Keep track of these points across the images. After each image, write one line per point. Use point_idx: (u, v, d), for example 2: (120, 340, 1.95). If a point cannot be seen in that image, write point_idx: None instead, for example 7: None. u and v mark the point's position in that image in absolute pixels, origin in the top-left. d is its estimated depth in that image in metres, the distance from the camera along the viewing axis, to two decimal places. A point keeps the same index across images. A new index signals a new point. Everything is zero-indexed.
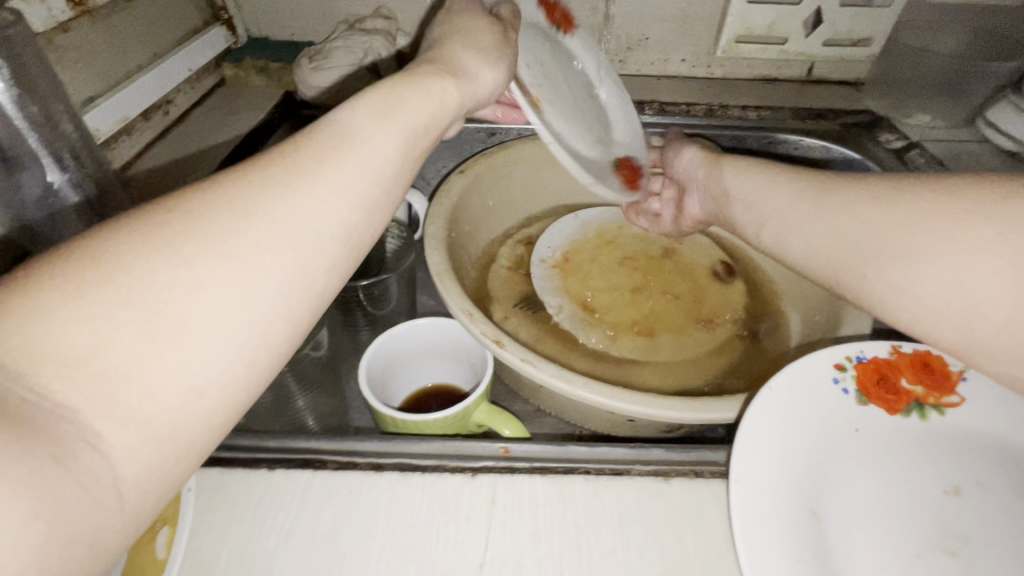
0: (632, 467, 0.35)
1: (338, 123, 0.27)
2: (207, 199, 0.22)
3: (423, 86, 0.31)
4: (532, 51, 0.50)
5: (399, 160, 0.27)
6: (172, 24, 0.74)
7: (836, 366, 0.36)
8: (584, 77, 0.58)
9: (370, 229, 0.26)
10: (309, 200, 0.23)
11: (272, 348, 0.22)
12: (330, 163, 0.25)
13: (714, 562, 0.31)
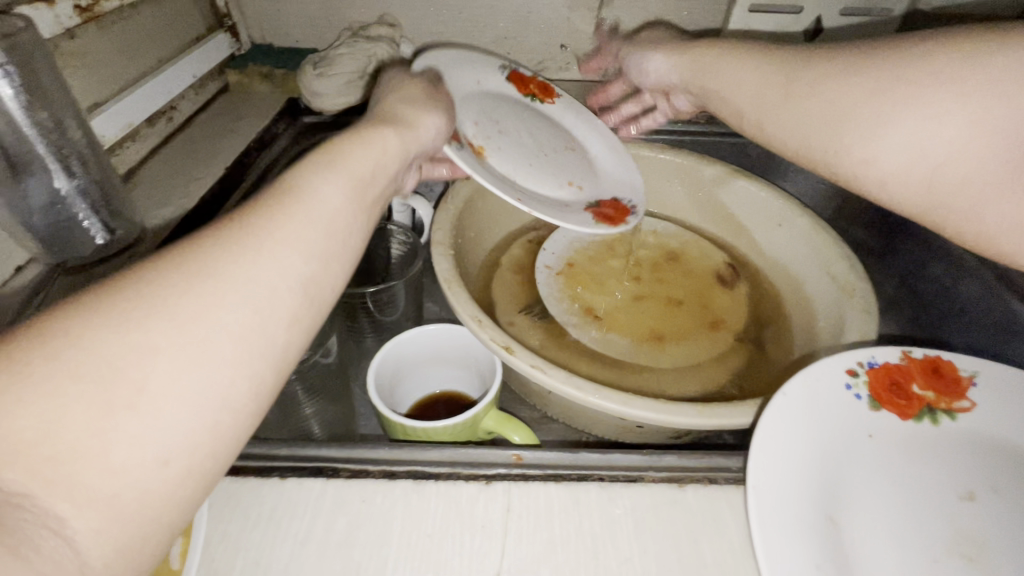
0: (646, 473, 0.37)
1: (288, 179, 0.28)
2: (156, 266, 0.22)
3: (368, 140, 0.33)
4: (488, 108, 0.61)
5: (348, 210, 0.29)
6: (175, 32, 0.75)
7: (849, 372, 0.37)
8: (564, 129, 0.66)
9: (330, 279, 0.27)
10: (260, 257, 0.24)
11: (238, 410, 0.22)
12: (277, 218, 0.25)
13: (728, 567, 0.32)
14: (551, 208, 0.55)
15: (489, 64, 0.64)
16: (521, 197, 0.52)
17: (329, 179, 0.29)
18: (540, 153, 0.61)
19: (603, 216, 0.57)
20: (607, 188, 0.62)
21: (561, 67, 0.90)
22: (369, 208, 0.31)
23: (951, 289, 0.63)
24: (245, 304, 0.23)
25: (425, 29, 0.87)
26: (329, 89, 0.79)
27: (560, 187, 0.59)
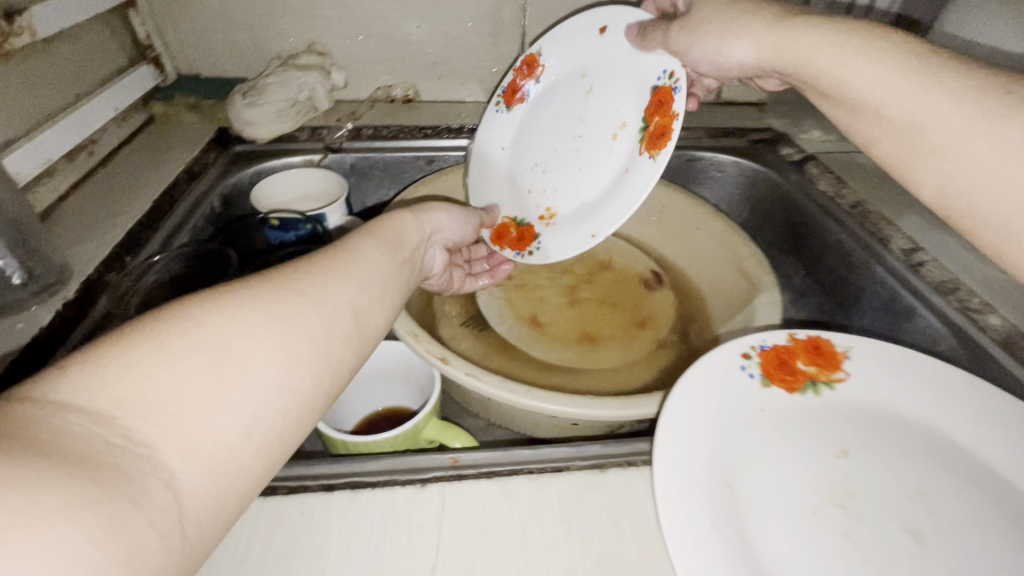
0: (573, 462, 0.40)
1: (345, 244, 0.39)
2: (250, 286, 0.31)
3: (400, 222, 0.47)
4: (520, 156, 0.68)
5: (386, 267, 0.40)
6: (93, 65, 0.74)
7: (743, 356, 0.41)
8: (574, 75, 0.64)
9: (375, 310, 0.36)
10: (333, 289, 0.34)
11: (300, 400, 0.29)
12: (342, 267, 0.36)
13: (644, 538, 0.36)
14: (618, 189, 0.59)
15: (489, 111, 0.69)
16: (597, 219, 0.59)
17: (377, 247, 0.41)
18: (581, 136, 0.63)
19: (657, 139, 0.55)
20: (644, 89, 0.57)
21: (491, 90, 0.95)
22: (400, 260, 0.42)
23: (848, 279, 0.69)
24: (320, 317, 0.32)
25: (355, 56, 0.90)
26: (260, 116, 0.80)
27: (611, 150, 0.61)
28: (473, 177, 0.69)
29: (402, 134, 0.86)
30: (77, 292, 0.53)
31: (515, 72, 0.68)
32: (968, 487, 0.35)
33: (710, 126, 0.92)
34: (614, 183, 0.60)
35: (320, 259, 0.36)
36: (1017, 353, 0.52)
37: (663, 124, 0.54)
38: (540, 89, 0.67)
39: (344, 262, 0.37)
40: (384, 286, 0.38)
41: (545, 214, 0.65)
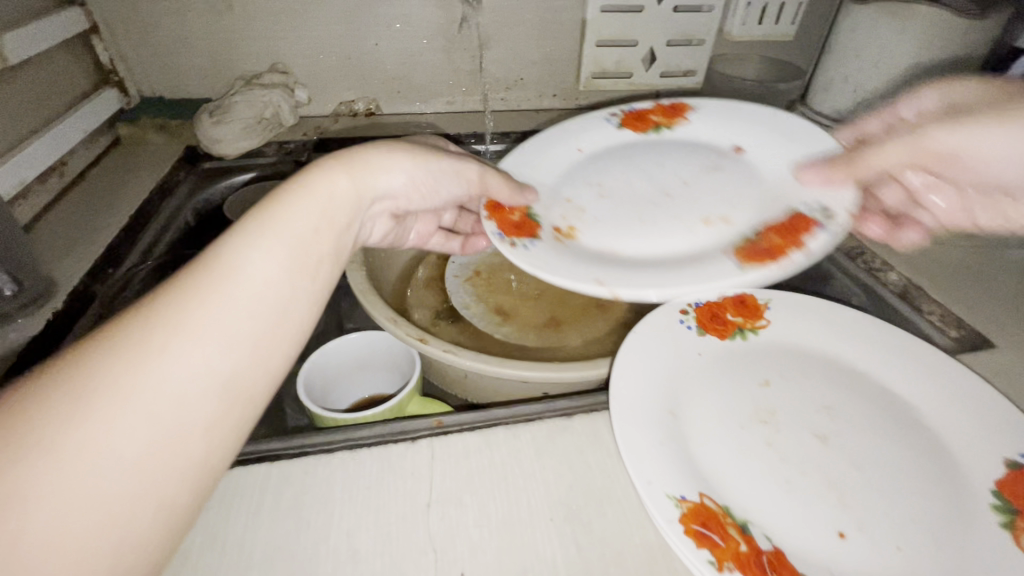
0: (543, 413, 0.46)
1: (208, 261, 0.31)
2: (48, 391, 0.26)
3: (313, 191, 0.36)
4: (585, 172, 0.57)
5: (264, 287, 0.31)
6: (59, 92, 0.77)
7: (682, 312, 0.49)
8: (708, 147, 0.58)
9: (248, 361, 0.30)
10: (168, 364, 0.27)
11: (137, 522, 0.26)
12: (189, 313, 0.29)
13: (607, 465, 0.41)
14: (671, 269, 0.45)
15: (599, 118, 0.62)
16: (623, 273, 0.44)
17: (261, 250, 0.32)
18: (665, 195, 0.53)
19: (761, 254, 0.44)
20: (773, 207, 0.50)
21: (448, 101, 1.01)
22: (299, 272, 0.33)
23: None
24: (148, 414, 0.26)
25: (317, 74, 0.94)
26: (228, 133, 0.83)
27: (684, 234, 0.49)
28: (524, 151, 0.58)
29: (366, 144, 0.91)
30: (63, 304, 0.56)
31: (655, 107, 0.63)
32: (866, 400, 0.43)
33: None
34: (671, 260, 0.47)
35: (161, 307, 0.29)
36: (913, 303, 0.61)
37: (778, 244, 0.45)
38: (664, 133, 0.61)
39: (199, 301, 0.29)
40: (268, 312, 0.31)
41: (561, 229, 0.50)
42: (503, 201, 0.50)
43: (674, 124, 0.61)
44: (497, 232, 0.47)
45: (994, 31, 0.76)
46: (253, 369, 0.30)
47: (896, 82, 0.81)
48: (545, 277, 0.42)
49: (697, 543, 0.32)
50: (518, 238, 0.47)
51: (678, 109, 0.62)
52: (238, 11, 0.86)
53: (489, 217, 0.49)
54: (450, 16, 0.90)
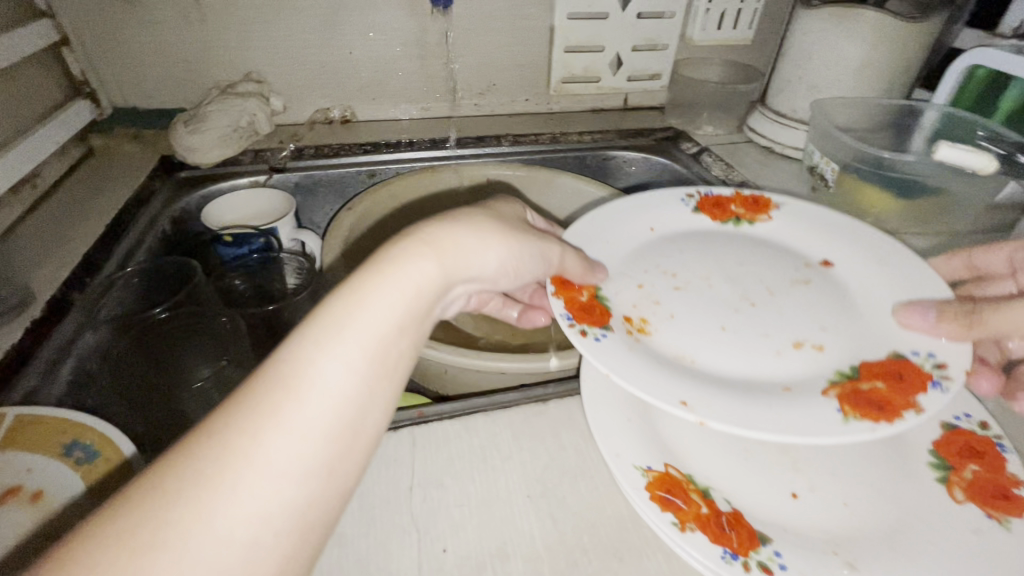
0: (521, 400, 0.48)
1: (286, 362, 0.30)
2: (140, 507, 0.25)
3: (384, 282, 0.34)
4: (658, 257, 0.52)
5: (347, 390, 0.30)
6: (30, 103, 0.77)
7: None
8: (796, 255, 0.54)
9: (332, 469, 0.29)
10: (237, 494, 0.26)
11: None
12: (274, 422, 0.28)
13: (581, 445, 0.44)
14: (757, 397, 0.37)
15: (673, 198, 0.60)
16: (701, 390, 0.37)
17: (334, 355, 0.30)
18: (746, 304, 0.47)
19: (867, 406, 0.35)
20: (869, 341, 0.43)
21: (423, 107, 1.03)
22: (382, 377, 0.32)
23: None
24: (236, 535, 0.26)
25: (292, 82, 0.95)
26: (204, 142, 0.84)
27: (769, 361, 0.42)
28: (599, 219, 0.54)
29: (342, 151, 0.93)
30: (42, 311, 0.56)
31: (736, 195, 0.61)
32: None
33: (620, 128, 1.04)
34: (754, 385, 0.39)
35: (231, 426, 0.28)
36: None
37: (885, 395, 0.36)
38: (742, 226, 0.58)
39: (269, 417, 0.28)
40: (339, 428, 0.30)
41: (632, 319, 0.44)
42: (575, 280, 0.46)
43: (756, 219, 0.59)
44: (566, 314, 0.41)
45: (930, 33, 0.81)
46: (320, 497, 0.29)
47: (846, 82, 0.86)
48: (614, 376, 0.36)
49: (662, 508, 0.35)
50: (588, 326, 0.41)
51: (760, 203, 0.60)
52: (210, 21, 0.87)
53: (556, 294, 0.43)
54: (421, 24, 0.92)
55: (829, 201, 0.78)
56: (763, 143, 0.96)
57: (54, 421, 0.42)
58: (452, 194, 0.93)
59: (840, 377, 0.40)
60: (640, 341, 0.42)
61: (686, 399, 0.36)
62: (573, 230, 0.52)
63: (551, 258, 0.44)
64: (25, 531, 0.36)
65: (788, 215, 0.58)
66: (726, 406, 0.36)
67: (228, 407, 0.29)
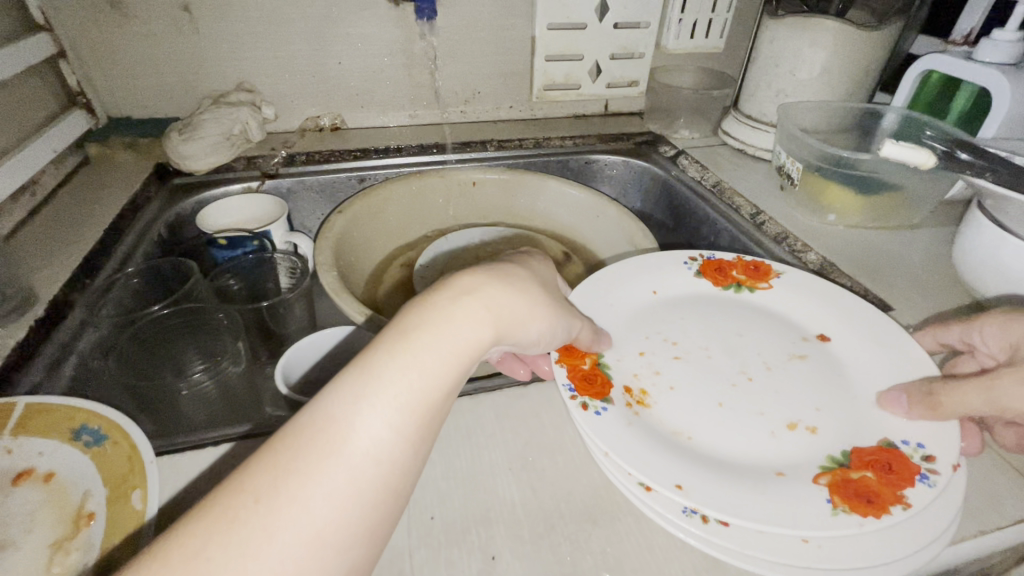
0: (503, 384, 0.51)
1: (318, 422, 0.31)
2: (190, 545, 0.27)
3: (413, 350, 0.34)
4: (659, 323, 0.53)
5: (375, 457, 0.32)
6: (28, 113, 0.79)
7: (618, 286, 0.55)
8: (792, 327, 0.53)
9: (352, 529, 0.30)
10: (273, 562, 0.28)
11: None
12: (300, 485, 0.30)
13: (559, 424, 0.47)
14: (746, 479, 0.37)
15: (677, 262, 0.60)
16: (698, 471, 0.37)
17: (373, 417, 0.32)
18: (745, 379, 0.47)
19: (855, 497, 0.35)
20: (864, 423, 0.42)
21: (410, 114, 1.07)
22: (403, 450, 0.33)
23: (715, 244, 0.86)
24: None
25: (283, 91, 0.99)
26: (199, 150, 0.87)
27: (763, 442, 0.41)
28: (600, 283, 0.54)
29: (332, 157, 0.96)
30: (45, 310, 0.58)
31: (738, 260, 0.59)
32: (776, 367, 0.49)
33: (600, 133, 1.08)
34: (747, 466, 0.39)
35: (278, 490, 0.29)
36: (828, 277, 0.69)
37: (874, 487, 0.36)
38: (741, 294, 0.57)
39: (311, 482, 0.30)
40: (376, 489, 0.32)
41: (632, 390, 0.45)
42: (581, 347, 0.46)
43: (757, 286, 0.57)
44: (568, 384, 0.42)
45: (887, 41, 0.87)
46: (356, 561, 0.31)
47: (811, 87, 0.91)
48: (612, 455, 0.37)
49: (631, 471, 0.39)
50: (590, 399, 0.41)
51: (761, 271, 0.58)
52: (204, 34, 0.90)
53: (559, 362, 0.45)
54: (407, 34, 0.96)
55: (795, 199, 0.83)
56: (736, 145, 1.01)
57: (62, 409, 0.44)
58: (441, 199, 0.96)
59: (830, 461, 0.39)
60: (642, 413, 0.42)
61: (680, 478, 0.36)
62: (577, 292, 0.52)
63: (575, 326, 0.45)
64: (38, 508, 0.39)
65: (788, 282, 0.57)
66: (716, 486, 0.36)
67: (271, 468, 0.30)
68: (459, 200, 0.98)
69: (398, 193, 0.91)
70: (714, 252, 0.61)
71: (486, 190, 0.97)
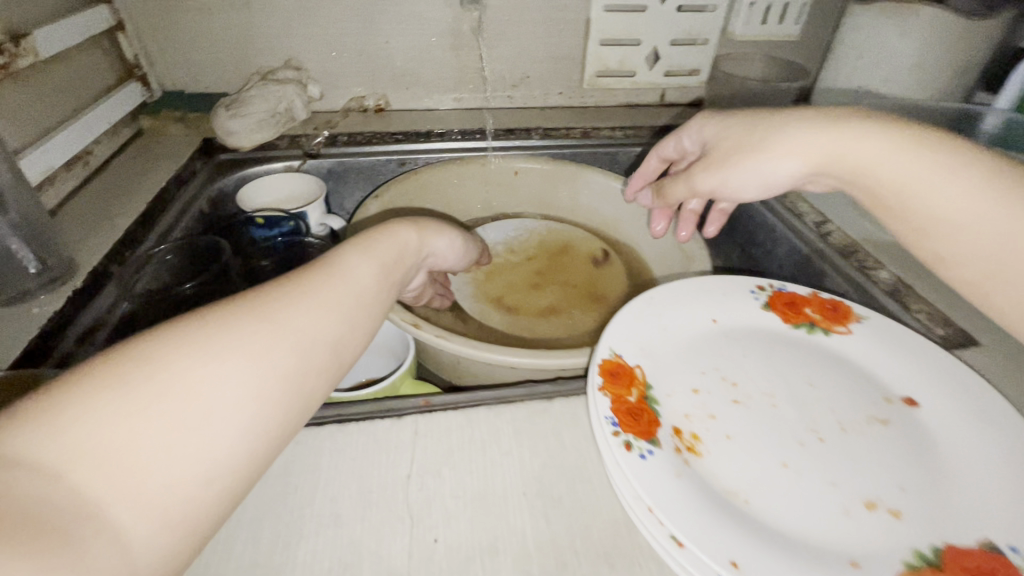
0: (525, 396, 0.48)
1: (329, 259, 0.41)
2: (241, 297, 0.34)
3: (382, 236, 0.47)
4: (718, 357, 0.46)
5: (370, 285, 0.41)
6: (86, 84, 0.80)
7: (673, 305, 0.48)
8: (872, 383, 0.43)
9: (357, 321, 0.38)
10: (305, 316, 0.34)
11: (295, 381, 0.32)
12: (323, 282, 0.37)
13: (581, 447, 0.43)
14: (808, 564, 0.31)
15: (740, 289, 0.51)
16: (754, 545, 0.31)
17: (362, 259, 0.42)
18: (815, 439, 0.39)
19: None
20: (950, 503, 0.34)
21: (456, 97, 1.03)
22: (385, 289, 0.43)
23: (772, 252, 0.78)
24: (296, 336, 0.33)
25: (330, 69, 0.97)
26: (244, 126, 0.87)
27: (830, 517, 0.34)
28: (654, 305, 0.48)
29: (374, 139, 0.95)
30: (84, 281, 0.59)
31: (813, 296, 0.50)
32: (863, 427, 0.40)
33: (654, 124, 1.01)
34: (814, 547, 0.32)
35: (305, 280, 0.37)
36: (902, 300, 0.61)
37: None
38: (815, 337, 0.48)
39: (330, 281, 0.38)
40: (372, 305, 0.40)
41: (682, 433, 0.39)
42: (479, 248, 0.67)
43: (832, 330, 0.48)
44: (610, 418, 0.38)
45: (997, 32, 0.75)
46: (353, 349, 0.37)
47: (899, 81, 0.81)
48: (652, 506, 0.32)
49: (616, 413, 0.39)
50: (635, 438, 0.37)
51: (840, 312, 0.49)
52: (255, 10, 0.89)
53: (604, 389, 0.40)
54: (457, 13, 0.92)
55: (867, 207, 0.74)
56: None
57: None
58: (481, 187, 0.93)
59: (918, 555, 0.32)
60: (690, 464, 0.36)
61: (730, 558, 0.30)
62: (621, 313, 0.46)
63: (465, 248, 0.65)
64: None
65: (871, 326, 0.47)
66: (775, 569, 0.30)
67: (298, 273, 0.38)
68: (499, 189, 0.94)
69: (438, 178, 0.88)
70: (786, 285, 0.52)
71: (528, 180, 0.93)
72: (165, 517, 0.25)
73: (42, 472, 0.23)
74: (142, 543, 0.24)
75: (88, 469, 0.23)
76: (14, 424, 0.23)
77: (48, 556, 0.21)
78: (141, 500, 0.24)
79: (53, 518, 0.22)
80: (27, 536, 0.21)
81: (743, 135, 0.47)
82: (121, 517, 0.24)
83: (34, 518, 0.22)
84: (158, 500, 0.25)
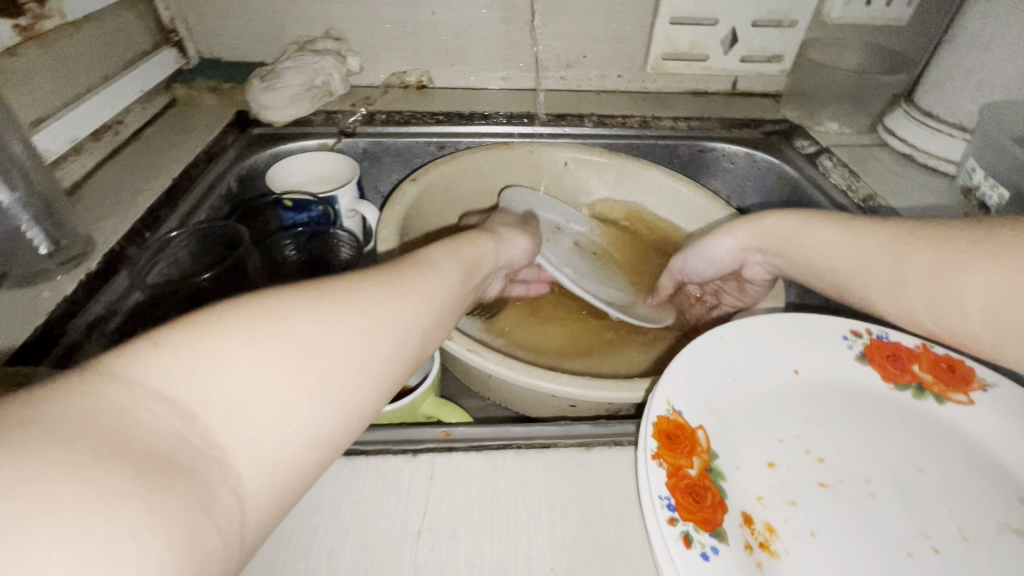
0: (560, 439, 0.41)
1: (418, 255, 0.39)
2: (343, 275, 0.32)
3: (464, 243, 0.46)
4: (801, 416, 0.37)
5: (453, 287, 0.39)
6: (118, 49, 0.77)
7: (750, 348, 0.39)
8: (1001, 475, 0.34)
9: (443, 322, 0.36)
10: (402, 305, 0.33)
11: (389, 368, 0.30)
12: (414, 276, 0.36)
13: (623, 515, 0.37)
14: None
15: (831, 330, 0.42)
16: None
17: (449, 260, 0.41)
18: (926, 547, 0.32)
19: None
20: None
21: (504, 76, 0.95)
22: (467, 293, 0.41)
23: None
24: (393, 324, 0.31)
25: (371, 41, 0.90)
26: (279, 99, 0.82)
27: None
28: (727, 343, 0.39)
29: (414, 119, 0.88)
30: (98, 265, 0.56)
31: (923, 347, 0.41)
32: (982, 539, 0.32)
33: (724, 116, 0.90)
34: None
35: (398, 271, 0.35)
36: None
37: None
38: (924, 403, 0.38)
39: (422, 276, 0.36)
40: (455, 308, 0.39)
41: (754, 522, 0.32)
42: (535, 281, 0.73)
43: (948, 398, 0.38)
44: (665, 499, 0.30)
45: None
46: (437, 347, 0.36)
47: None
48: None
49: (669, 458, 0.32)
50: (695, 528, 0.29)
51: (960, 375, 0.39)
52: None
53: (658, 457, 0.32)
54: None
55: None
56: (902, 149, 0.80)
57: None
58: (524, 177, 0.85)
59: None
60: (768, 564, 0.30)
61: None
62: (687, 348, 0.38)
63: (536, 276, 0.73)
64: None
65: (1005, 395, 0.37)
66: None
67: (393, 263, 0.37)
68: (544, 180, 0.86)
69: (480, 164, 0.80)
70: (888, 330, 0.42)
71: (577, 172, 0.85)
72: (275, 473, 0.24)
73: (177, 413, 0.22)
74: (254, 497, 0.23)
75: (217, 417, 0.23)
76: (151, 363, 0.23)
77: (186, 492, 0.21)
78: (257, 452, 0.24)
79: (186, 457, 0.22)
80: (166, 471, 0.21)
81: (761, 228, 0.51)
82: (241, 465, 0.23)
83: (172, 455, 0.21)
84: (270, 457, 0.24)
